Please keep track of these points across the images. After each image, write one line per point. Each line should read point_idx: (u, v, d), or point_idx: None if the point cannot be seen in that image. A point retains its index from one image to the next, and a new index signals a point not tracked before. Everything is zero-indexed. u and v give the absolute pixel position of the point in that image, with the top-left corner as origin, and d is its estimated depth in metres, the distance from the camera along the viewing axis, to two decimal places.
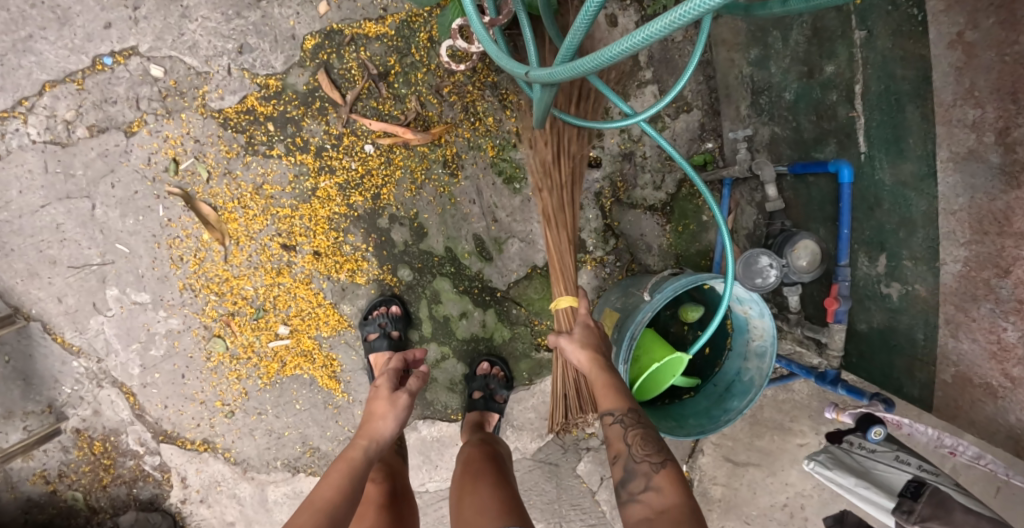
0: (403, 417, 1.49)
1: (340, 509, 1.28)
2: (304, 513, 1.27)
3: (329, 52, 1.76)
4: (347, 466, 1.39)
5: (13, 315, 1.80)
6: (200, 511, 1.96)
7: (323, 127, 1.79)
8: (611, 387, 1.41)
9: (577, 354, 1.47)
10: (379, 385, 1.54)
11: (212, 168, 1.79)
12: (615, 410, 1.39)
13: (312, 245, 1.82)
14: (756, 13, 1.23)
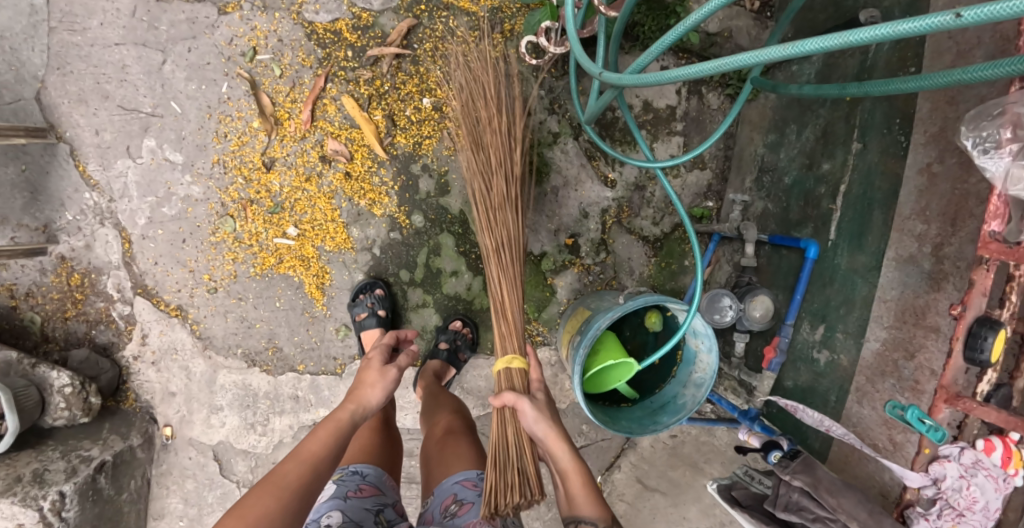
0: (389, 387, 1.57)
1: (323, 461, 1.38)
2: (290, 463, 1.34)
3: (423, 10, 1.95)
4: (334, 425, 1.46)
5: (47, 130, 1.89)
6: (147, 372, 2.03)
7: (394, 69, 1.95)
8: (591, 491, 1.40)
9: (542, 428, 1.46)
10: (372, 357, 1.64)
11: (285, 68, 1.93)
12: (597, 524, 1.35)
13: (345, 166, 1.95)
14: (779, 92, 1.67)
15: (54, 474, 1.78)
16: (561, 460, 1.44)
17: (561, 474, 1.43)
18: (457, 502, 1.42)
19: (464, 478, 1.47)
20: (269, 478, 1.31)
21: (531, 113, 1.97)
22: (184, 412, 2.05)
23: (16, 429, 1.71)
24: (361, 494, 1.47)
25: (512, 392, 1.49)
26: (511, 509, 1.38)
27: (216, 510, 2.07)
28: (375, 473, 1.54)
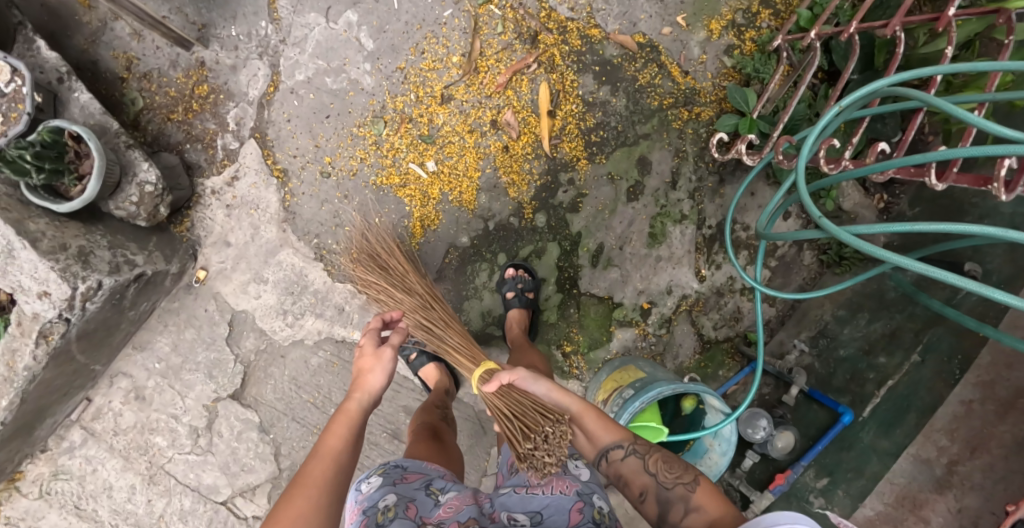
0: (390, 367, 1.44)
1: (345, 456, 1.31)
2: (315, 463, 1.28)
3: (642, 55, 2.05)
4: (345, 419, 1.37)
5: None
6: (215, 210, 1.95)
7: (593, 86, 2.02)
8: (606, 423, 1.44)
9: (543, 385, 1.45)
10: (362, 343, 1.50)
11: (506, 30, 1.97)
12: (623, 442, 1.41)
13: (507, 140, 1.99)
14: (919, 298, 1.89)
15: (98, 262, 1.65)
16: (570, 405, 1.45)
17: (575, 417, 1.45)
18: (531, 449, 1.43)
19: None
20: (296, 479, 1.25)
21: (675, 187, 2.08)
22: (227, 266, 1.97)
23: (88, 200, 1.62)
24: (406, 480, 1.41)
25: (505, 368, 1.48)
26: (552, 441, 1.37)
27: (202, 369, 2.02)
28: (415, 462, 1.48)
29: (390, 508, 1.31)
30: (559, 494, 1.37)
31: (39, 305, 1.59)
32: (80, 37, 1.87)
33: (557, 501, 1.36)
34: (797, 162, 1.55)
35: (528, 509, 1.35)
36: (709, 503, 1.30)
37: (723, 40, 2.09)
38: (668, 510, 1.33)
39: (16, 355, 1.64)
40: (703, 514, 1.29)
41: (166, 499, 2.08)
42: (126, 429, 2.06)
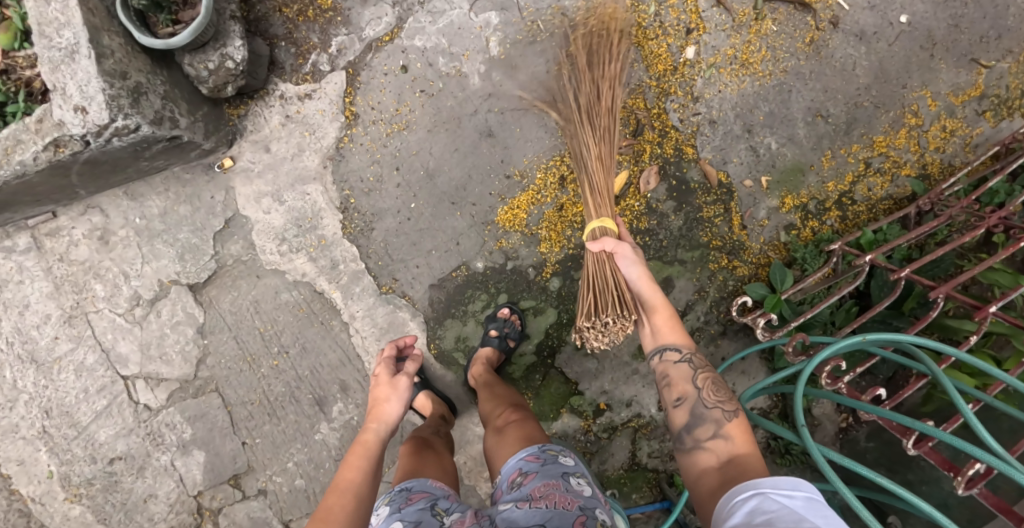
0: (403, 395, 1.55)
1: (362, 487, 1.38)
2: (333, 498, 1.34)
3: (715, 191, 2.09)
4: (363, 450, 1.46)
5: None
6: (275, 114, 1.90)
7: (664, 195, 2.05)
8: (675, 324, 1.60)
9: (635, 270, 1.65)
10: (379, 372, 1.62)
11: (620, 102, 1.98)
12: (682, 348, 1.56)
13: (562, 201, 1.96)
14: None
15: (145, 107, 1.56)
16: (650, 298, 1.63)
17: (649, 310, 1.63)
18: (522, 475, 1.45)
19: (525, 453, 1.51)
20: (318, 517, 1.31)
21: (682, 318, 2.11)
22: (255, 169, 1.92)
23: (171, 46, 1.55)
24: (410, 501, 1.43)
25: (614, 238, 1.69)
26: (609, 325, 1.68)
27: (177, 248, 1.96)
28: (420, 482, 1.50)
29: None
30: (561, 509, 1.32)
31: (69, 116, 1.49)
32: None
33: (560, 514, 1.31)
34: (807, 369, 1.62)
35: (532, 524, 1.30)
36: (736, 435, 1.41)
37: (789, 216, 2.15)
38: (698, 424, 1.45)
39: (17, 146, 1.57)
40: (729, 443, 1.40)
41: (73, 345, 2.04)
42: (73, 261, 2.01)
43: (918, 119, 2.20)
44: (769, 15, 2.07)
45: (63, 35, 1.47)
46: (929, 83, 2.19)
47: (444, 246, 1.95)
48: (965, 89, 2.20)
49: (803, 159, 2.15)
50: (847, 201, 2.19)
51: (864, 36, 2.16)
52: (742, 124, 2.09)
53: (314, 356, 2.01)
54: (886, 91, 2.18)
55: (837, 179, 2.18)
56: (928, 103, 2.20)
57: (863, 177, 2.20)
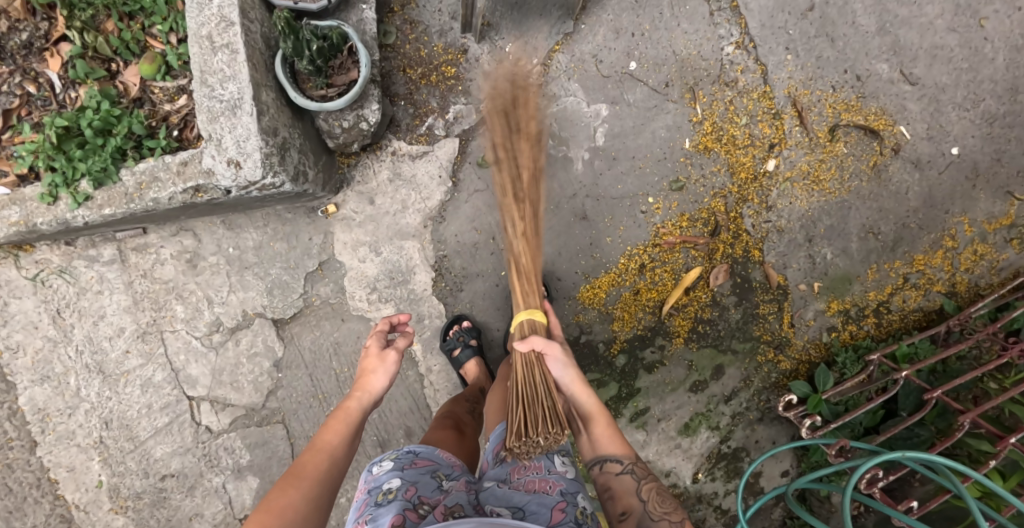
0: (391, 369, 1.59)
1: (338, 451, 1.44)
2: (309, 455, 1.41)
3: (772, 293, 2.21)
4: (343, 416, 1.51)
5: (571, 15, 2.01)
6: (385, 168, 1.98)
7: (727, 288, 2.17)
8: (614, 434, 1.62)
9: (569, 373, 1.63)
10: (370, 343, 1.63)
11: (702, 199, 2.11)
12: (623, 459, 1.58)
13: (640, 286, 2.09)
14: None
15: (288, 163, 1.58)
16: (588, 403, 1.64)
17: (585, 416, 1.64)
18: (506, 450, 1.58)
19: (511, 428, 1.63)
20: (291, 473, 1.38)
21: (726, 402, 2.23)
22: (356, 218, 1.99)
23: (323, 112, 1.58)
24: (415, 465, 1.50)
25: (544, 339, 1.65)
26: (546, 442, 1.45)
27: (267, 282, 2.01)
28: (428, 449, 1.56)
29: (392, 489, 1.41)
30: (543, 494, 1.46)
31: (221, 167, 1.49)
32: None
33: (540, 500, 1.45)
34: (855, 476, 1.75)
35: (512, 505, 1.44)
36: None
37: (832, 318, 2.29)
38: None
39: (153, 183, 1.55)
40: None
41: (143, 360, 2.06)
42: (156, 279, 2.03)
43: (954, 241, 2.38)
44: (843, 137, 2.23)
45: (226, 88, 1.47)
46: (969, 209, 2.37)
47: None
48: (998, 218, 2.38)
49: (852, 270, 2.30)
50: (884, 309, 2.36)
51: (920, 163, 2.34)
52: (805, 234, 2.21)
53: (382, 400, 2.08)
54: (931, 215, 2.36)
55: (878, 289, 2.34)
56: (965, 228, 2.38)
57: (900, 289, 2.37)
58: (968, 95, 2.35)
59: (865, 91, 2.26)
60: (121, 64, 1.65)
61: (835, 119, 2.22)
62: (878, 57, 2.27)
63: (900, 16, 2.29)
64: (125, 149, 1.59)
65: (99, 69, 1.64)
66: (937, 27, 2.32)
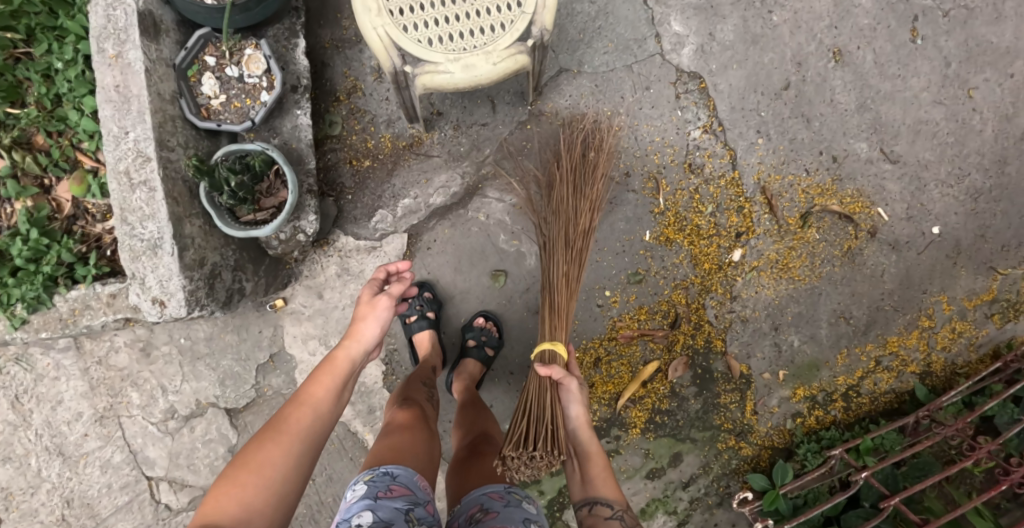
0: (382, 319, 1.50)
1: (325, 408, 1.38)
2: (293, 409, 1.36)
3: (735, 385, 2.17)
4: (333, 368, 1.44)
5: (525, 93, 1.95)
6: (333, 262, 1.95)
7: (687, 379, 2.13)
8: (606, 476, 1.58)
9: (579, 408, 1.66)
10: (363, 293, 1.55)
11: (660, 292, 2.05)
12: (614, 504, 1.53)
13: (596, 379, 2.07)
14: None
15: (218, 291, 1.57)
16: (587, 445, 1.63)
17: (584, 455, 1.62)
18: (482, 511, 1.41)
19: (490, 490, 1.47)
20: (273, 425, 1.32)
21: (685, 488, 2.19)
22: (306, 312, 1.97)
23: (253, 237, 1.55)
24: (388, 495, 1.36)
25: (562, 369, 1.66)
26: (535, 459, 1.52)
27: (219, 372, 2.01)
28: (406, 472, 1.42)
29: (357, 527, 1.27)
30: None
31: (146, 304, 1.48)
32: (340, 61, 1.93)
33: None
34: None
35: None
36: None
37: (798, 405, 2.22)
38: None
39: (85, 310, 1.57)
40: None
41: (102, 442, 2.08)
42: (111, 366, 2.04)
43: (931, 321, 2.26)
44: (816, 223, 2.14)
45: (146, 227, 1.46)
46: (947, 287, 2.26)
47: None
48: (979, 294, 2.26)
49: (819, 356, 2.22)
50: (853, 393, 2.26)
51: (897, 244, 2.24)
52: (771, 322, 2.15)
53: (335, 488, 2.07)
54: (907, 296, 2.25)
55: (847, 374, 2.25)
56: (943, 306, 2.26)
57: (872, 372, 2.26)
58: (953, 170, 2.23)
59: (841, 173, 2.16)
60: (53, 179, 1.63)
61: (808, 204, 2.13)
62: (856, 135, 2.17)
63: (883, 91, 2.18)
64: (57, 275, 1.59)
65: (32, 186, 1.61)
66: (922, 100, 2.20)
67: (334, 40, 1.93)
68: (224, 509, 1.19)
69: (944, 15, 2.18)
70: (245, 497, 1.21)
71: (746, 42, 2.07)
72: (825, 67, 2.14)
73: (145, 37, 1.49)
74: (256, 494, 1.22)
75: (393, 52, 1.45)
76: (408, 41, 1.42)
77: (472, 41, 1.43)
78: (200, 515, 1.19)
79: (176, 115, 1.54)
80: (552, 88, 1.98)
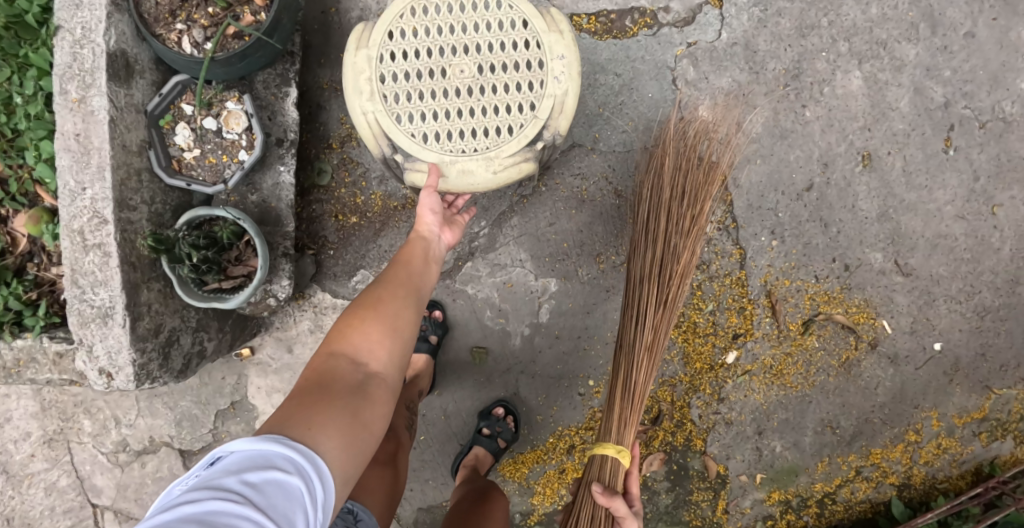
0: (437, 207, 1.47)
1: (421, 273, 1.42)
2: (395, 269, 1.39)
3: (711, 486, 2.11)
4: (423, 244, 1.47)
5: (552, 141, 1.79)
6: (307, 318, 1.85)
7: (662, 474, 2.11)
8: None
9: None
10: (421, 198, 1.48)
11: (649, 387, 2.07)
12: None
13: (567, 465, 1.95)
14: None
15: (174, 359, 1.47)
16: None
17: None
18: None
19: None
20: (380, 282, 1.36)
21: None
22: (272, 363, 1.88)
23: (216, 308, 1.43)
24: None
25: (624, 513, 1.45)
26: None
27: (176, 412, 1.92)
28: (368, 519, 1.42)
29: None
30: None
31: (92, 373, 1.37)
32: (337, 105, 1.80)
33: None
34: None
35: None
36: None
37: (771, 508, 2.15)
38: None
39: (30, 362, 1.50)
40: None
41: (48, 465, 1.99)
42: (65, 390, 1.95)
43: (918, 435, 2.15)
44: (817, 330, 2.06)
45: (97, 294, 1.34)
46: (940, 403, 2.15)
47: (441, 478, 1.96)
48: (970, 411, 2.15)
49: (800, 462, 2.13)
50: (828, 500, 2.17)
51: (896, 357, 2.13)
52: (755, 426, 2.09)
53: None
54: (898, 410, 2.15)
55: (826, 481, 2.15)
56: (932, 422, 2.15)
57: (850, 481, 2.16)
58: (965, 287, 2.11)
59: (851, 282, 2.07)
60: (10, 211, 1.55)
61: (812, 311, 2.05)
62: (872, 245, 2.07)
63: (907, 201, 2.07)
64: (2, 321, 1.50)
65: None
66: (945, 214, 2.08)
67: (334, 81, 1.80)
68: (349, 344, 1.25)
69: (981, 126, 2.06)
70: (367, 334, 1.26)
71: (775, 136, 2.00)
72: (851, 170, 2.04)
73: (114, 80, 1.35)
74: (374, 332, 1.27)
75: (381, 141, 1.51)
76: (402, 131, 1.48)
77: (467, 143, 1.48)
78: (325, 352, 1.23)
79: (143, 167, 1.42)
80: (560, 162, 1.87)
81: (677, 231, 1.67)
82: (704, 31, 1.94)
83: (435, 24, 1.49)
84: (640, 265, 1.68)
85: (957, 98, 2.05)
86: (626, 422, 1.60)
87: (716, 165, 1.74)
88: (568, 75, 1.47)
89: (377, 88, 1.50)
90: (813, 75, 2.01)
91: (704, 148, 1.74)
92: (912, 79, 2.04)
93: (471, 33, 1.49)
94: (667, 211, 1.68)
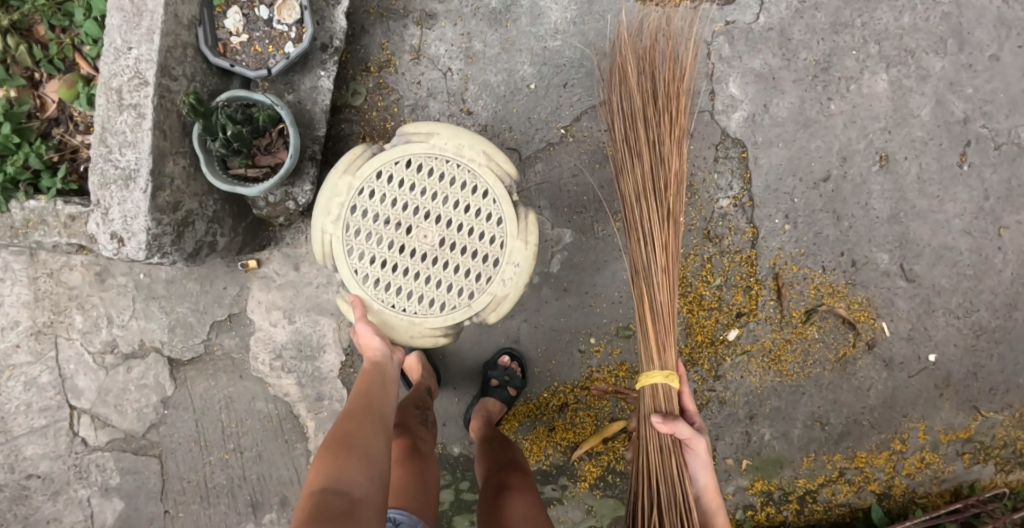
0: (376, 326, 1.57)
1: (379, 400, 1.49)
2: (355, 403, 1.46)
3: None
4: (376, 370, 1.54)
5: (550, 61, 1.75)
6: None
7: None
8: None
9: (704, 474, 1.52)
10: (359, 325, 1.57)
11: None
12: None
13: (557, 424, 1.94)
14: None
15: (187, 240, 1.49)
16: (712, 508, 1.53)
17: (704, 513, 1.54)
18: None
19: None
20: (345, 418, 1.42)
21: None
22: (277, 277, 1.90)
23: (239, 194, 1.44)
24: None
25: (688, 432, 1.49)
26: None
27: (171, 318, 1.91)
28: (410, 520, 1.45)
29: None
30: None
31: (103, 236, 1.43)
32: (380, 32, 1.83)
33: None
34: None
35: None
36: None
37: (752, 497, 2.14)
38: None
39: (40, 224, 1.61)
40: None
41: (31, 358, 1.94)
42: (61, 282, 1.91)
43: (903, 445, 2.15)
44: (818, 321, 2.08)
45: (124, 155, 1.40)
46: (928, 416, 2.15)
47: None
48: (956, 429, 2.15)
49: (786, 454, 2.13)
50: (809, 498, 2.15)
51: (892, 362, 2.14)
52: (747, 411, 2.10)
53: (261, 466, 1.97)
54: (887, 416, 2.15)
55: (809, 478, 2.14)
56: (918, 434, 2.15)
57: (833, 482, 2.16)
58: (964, 302, 2.13)
59: (856, 279, 2.09)
60: (43, 75, 1.69)
61: (815, 301, 2.07)
62: (880, 245, 2.10)
63: (919, 207, 2.10)
64: (18, 179, 1.63)
65: (19, 76, 1.66)
66: (952, 226, 2.11)
67: (380, 8, 1.83)
68: (331, 473, 1.29)
69: (996, 147, 2.10)
70: (345, 467, 1.30)
71: (799, 124, 2.04)
72: (868, 168, 2.08)
73: None
74: (353, 463, 1.31)
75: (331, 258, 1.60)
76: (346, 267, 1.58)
77: (399, 301, 1.58)
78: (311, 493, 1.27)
79: (188, 42, 1.46)
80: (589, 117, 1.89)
81: (655, 132, 1.57)
82: (743, 12, 2.01)
83: (422, 185, 1.58)
84: (631, 182, 1.60)
85: (976, 115, 2.09)
86: (664, 346, 1.55)
87: (682, 59, 1.62)
88: (514, 283, 1.58)
89: (345, 212, 1.58)
90: (842, 71, 2.06)
91: (663, 37, 1.62)
92: (935, 90, 2.08)
93: (449, 208, 1.58)
94: (641, 118, 1.58)
